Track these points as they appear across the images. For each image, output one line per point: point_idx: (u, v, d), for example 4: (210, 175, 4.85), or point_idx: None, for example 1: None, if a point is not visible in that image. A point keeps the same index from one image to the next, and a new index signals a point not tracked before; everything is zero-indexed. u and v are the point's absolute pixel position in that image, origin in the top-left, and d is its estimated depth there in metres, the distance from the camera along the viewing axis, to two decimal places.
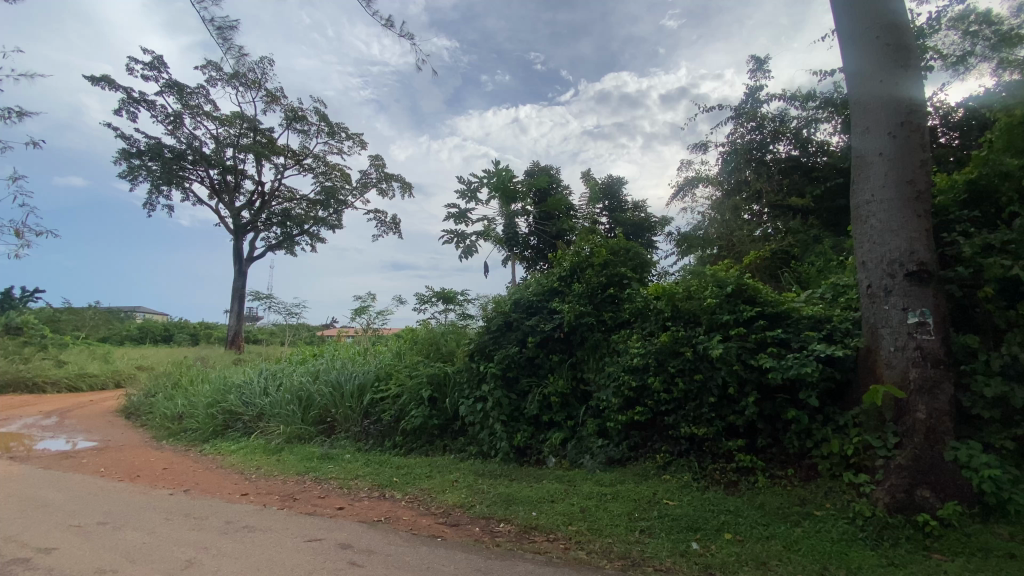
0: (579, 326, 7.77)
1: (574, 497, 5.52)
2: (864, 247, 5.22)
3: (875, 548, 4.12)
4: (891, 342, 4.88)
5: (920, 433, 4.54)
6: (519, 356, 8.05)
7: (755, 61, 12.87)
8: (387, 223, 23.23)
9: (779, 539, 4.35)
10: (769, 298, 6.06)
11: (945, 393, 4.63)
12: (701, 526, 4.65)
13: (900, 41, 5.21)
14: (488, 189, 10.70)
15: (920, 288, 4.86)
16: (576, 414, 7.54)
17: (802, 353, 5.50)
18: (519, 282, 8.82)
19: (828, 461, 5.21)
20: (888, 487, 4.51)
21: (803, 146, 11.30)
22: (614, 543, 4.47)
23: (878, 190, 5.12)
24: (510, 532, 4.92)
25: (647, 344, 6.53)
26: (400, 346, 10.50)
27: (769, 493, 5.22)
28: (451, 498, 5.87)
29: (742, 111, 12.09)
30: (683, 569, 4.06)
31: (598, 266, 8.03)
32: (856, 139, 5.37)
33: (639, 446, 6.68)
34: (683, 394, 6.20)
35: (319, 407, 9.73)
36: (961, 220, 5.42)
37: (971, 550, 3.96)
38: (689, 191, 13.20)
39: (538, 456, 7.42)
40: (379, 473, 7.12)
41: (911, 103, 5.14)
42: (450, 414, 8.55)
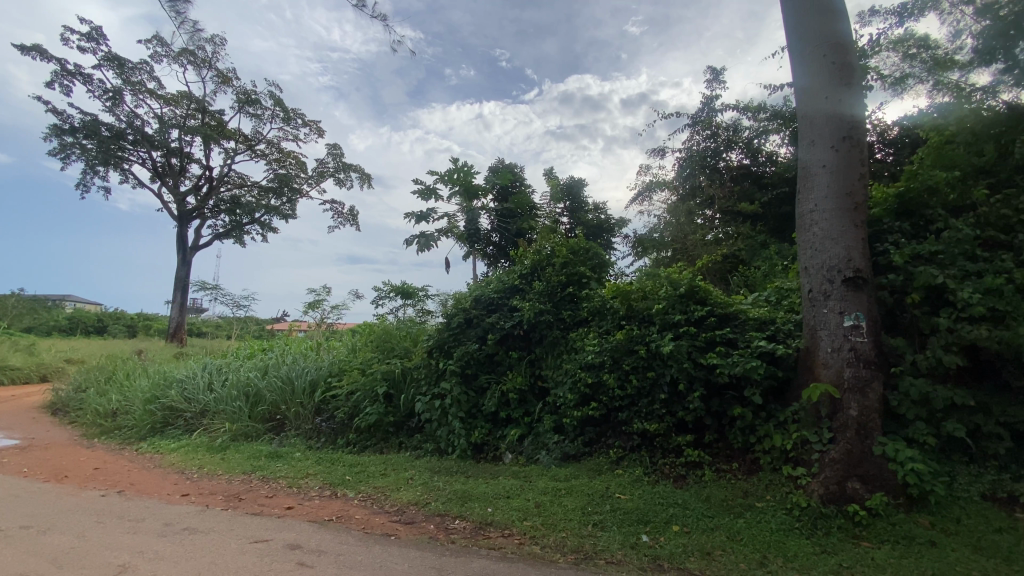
0: (539, 323, 7.86)
1: (529, 493, 5.57)
2: (807, 254, 5.54)
3: (809, 537, 4.38)
4: (829, 344, 5.20)
5: (852, 429, 4.86)
6: (479, 353, 8.05)
7: (711, 72, 13.36)
8: (344, 215, 22.52)
9: (723, 530, 4.56)
10: (719, 299, 6.33)
11: (875, 392, 4.98)
12: (651, 519, 4.80)
13: (845, 60, 5.53)
14: (450, 185, 10.61)
15: (855, 294, 5.19)
16: (534, 410, 7.62)
17: (748, 352, 5.78)
18: (480, 279, 8.81)
19: (769, 455, 5.50)
20: (822, 479, 4.81)
21: (754, 156, 11.89)
22: (568, 537, 4.55)
23: (821, 200, 5.45)
24: (466, 528, 4.92)
25: (603, 342, 6.73)
26: (357, 341, 10.27)
27: (715, 486, 5.45)
28: (406, 496, 5.80)
29: (699, 119, 12.53)
30: (633, 560, 4.18)
31: (558, 265, 8.15)
32: (802, 151, 5.68)
33: (595, 441, 6.83)
34: (637, 391, 6.38)
35: (268, 404, 9.38)
36: (892, 231, 5.84)
37: (896, 538, 4.26)
38: (647, 194, 13.56)
39: (494, 452, 7.43)
40: (331, 471, 6.94)
41: (853, 119, 5.46)
42: (406, 411, 8.45)
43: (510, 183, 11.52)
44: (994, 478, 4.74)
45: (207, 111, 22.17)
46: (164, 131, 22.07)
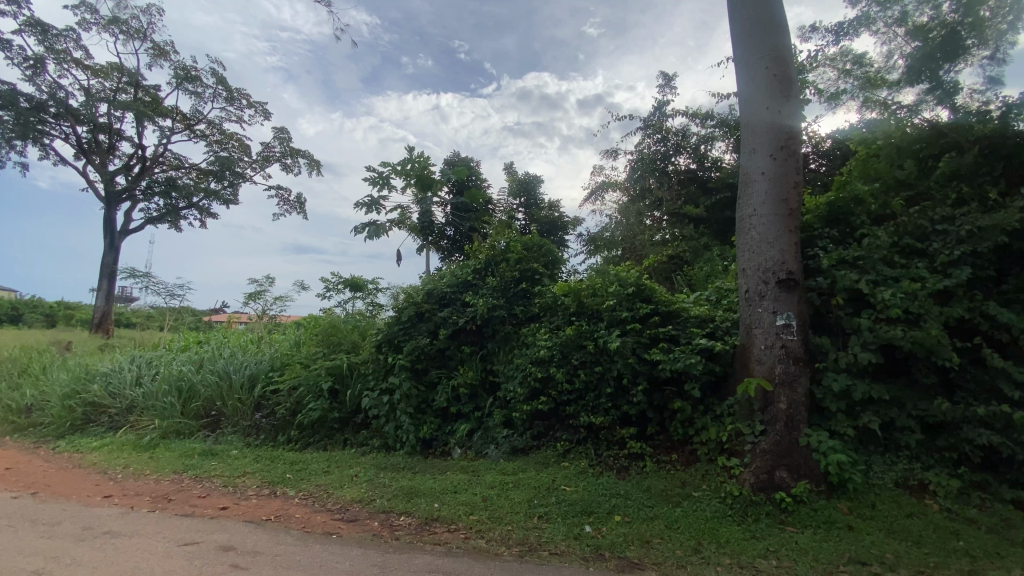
0: (491, 318, 7.85)
1: (476, 487, 5.57)
2: (745, 256, 5.83)
3: (740, 524, 4.63)
4: (762, 341, 5.51)
5: (781, 421, 5.17)
6: (429, 347, 7.94)
7: (664, 77, 13.78)
8: (290, 202, 21.50)
9: (662, 519, 4.75)
10: (663, 298, 6.57)
11: (802, 386, 5.32)
12: (594, 509, 4.93)
13: (786, 73, 5.83)
14: (403, 175, 10.38)
15: (787, 294, 5.52)
16: (484, 405, 7.61)
17: (688, 348, 6.03)
18: (433, 273, 8.69)
19: (706, 447, 5.77)
20: (753, 468, 5.09)
21: (700, 161, 12.36)
22: (514, 530, 4.59)
23: (760, 206, 5.75)
24: (411, 524, 4.85)
25: (554, 337, 6.83)
26: (301, 334, 9.88)
27: (655, 476, 5.66)
28: (350, 493, 5.66)
29: (650, 122, 12.90)
30: (576, 550, 4.27)
31: (512, 261, 8.17)
32: (744, 158, 5.97)
33: (543, 435, 6.91)
34: (584, 385, 6.53)
35: (203, 399, 8.88)
36: (821, 237, 6.24)
37: (818, 522, 4.57)
38: (600, 194, 13.82)
39: (443, 448, 7.37)
40: (270, 469, 6.65)
41: (790, 130, 5.78)
42: (352, 406, 8.23)
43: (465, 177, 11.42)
44: (905, 467, 5.15)
45: (141, 86, 20.60)
46: (91, 105, 20.32)
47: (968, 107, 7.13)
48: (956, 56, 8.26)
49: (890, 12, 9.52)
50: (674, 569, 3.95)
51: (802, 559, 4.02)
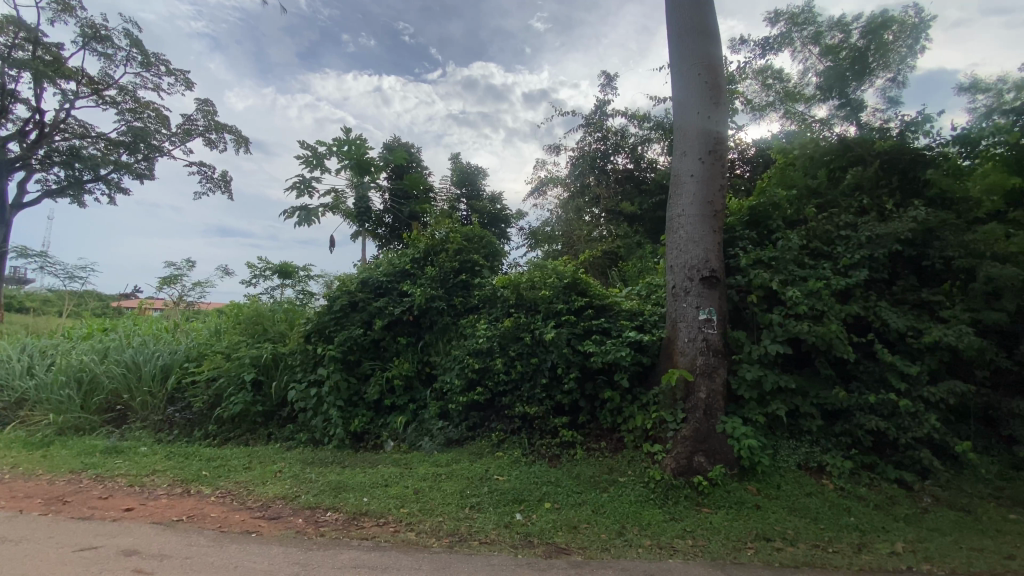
0: (429, 309, 7.75)
1: (407, 480, 5.50)
2: (673, 253, 6.14)
3: (661, 507, 4.88)
4: (686, 334, 5.83)
5: (700, 409, 5.51)
6: (363, 338, 7.72)
7: (605, 77, 14.12)
8: (214, 181, 19.94)
9: (589, 504, 4.92)
10: (598, 291, 6.79)
11: (720, 376, 5.69)
12: (525, 498, 5.02)
13: (717, 81, 6.14)
14: (339, 157, 9.93)
15: (710, 291, 5.87)
16: (419, 397, 7.51)
17: (619, 340, 6.28)
18: (369, 261, 8.43)
19: (633, 434, 6.04)
20: (675, 454, 5.39)
21: (637, 161, 12.79)
22: (444, 521, 4.58)
23: (688, 206, 6.05)
24: (338, 520, 4.71)
25: (492, 328, 6.88)
26: (222, 323, 9.25)
27: (585, 463, 5.85)
28: (273, 489, 5.40)
29: (592, 120, 13.18)
30: (506, 538, 4.32)
31: (451, 251, 8.08)
32: (676, 160, 6.26)
33: (478, 426, 6.91)
34: (520, 375, 6.64)
35: (108, 392, 8.13)
36: (742, 238, 6.68)
37: (730, 503, 4.90)
38: (542, 189, 13.98)
39: (375, 441, 7.17)
40: (184, 467, 6.20)
41: (719, 135, 6.11)
42: (278, 399, 7.85)
43: (405, 163, 11.14)
44: (806, 450, 5.64)
45: (39, 41, 18.29)
46: None
47: (872, 124, 7.84)
48: (862, 76, 9.05)
49: (805, 32, 10.27)
50: (599, 552, 4.09)
51: (714, 538, 4.30)
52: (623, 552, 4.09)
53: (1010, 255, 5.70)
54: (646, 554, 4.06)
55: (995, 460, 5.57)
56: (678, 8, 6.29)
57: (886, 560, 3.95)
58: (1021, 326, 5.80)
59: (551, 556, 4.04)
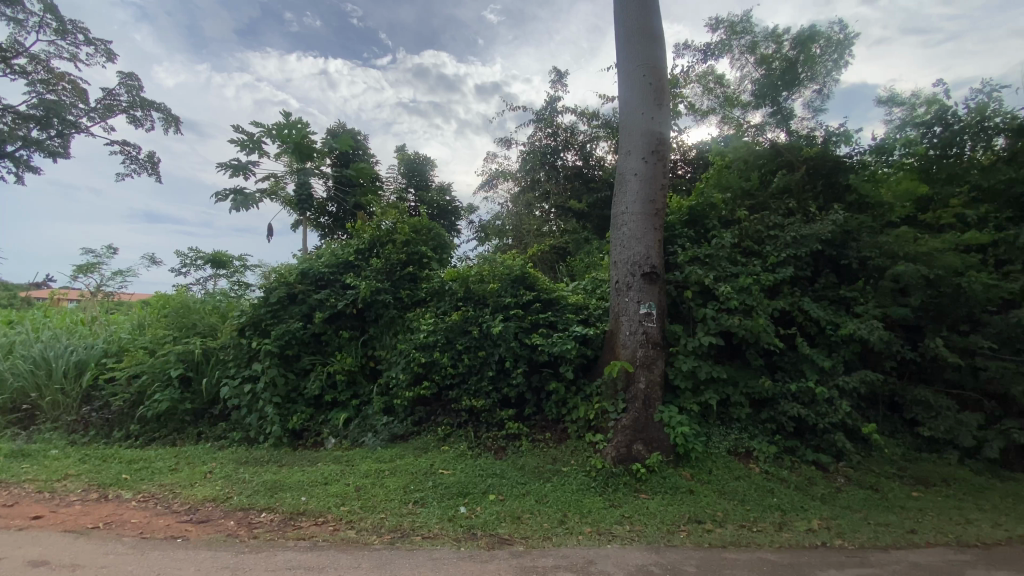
0: (374, 302, 7.56)
1: (349, 477, 5.36)
2: (617, 249, 6.32)
3: (601, 494, 5.04)
4: (628, 328, 6.03)
5: (639, 399, 5.74)
6: (303, 332, 7.43)
7: (557, 73, 14.23)
8: (139, 163, 18.42)
9: (533, 494, 5.01)
10: (545, 285, 6.88)
11: (658, 368, 5.93)
12: (469, 491, 5.03)
13: (661, 83, 6.33)
14: (278, 141, 9.44)
15: (650, 286, 6.09)
16: (362, 393, 7.32)
17: (564, 334, 6.40)
18: (310, 251, 8.12)
19: (576, 425, 6.19)
20: (615, 443, 5.58)
21: (586, 159, 12.95)
22: (387, 517, 4.51)
23: (631, 204, 6.24)
24: (273, 521, 4.52)
25: (439, 322, 6.81)
26: (146, 315, 8.61)
27: (529, 454, 5.92)
28: (202, 491, 5.11)
29: (542, 116, 13.24)
30: (450, 531, 4.32)
31: (398, 243, 7.90)
32: (621, 159, 6.43)
33: (424, 421, 6.84)
34: (467, 369, 6.63)
35: (12, 391, 7.40)
36: (681, 236, 6.98)
37: (665, 488, 5.13)
38: (493, 182, 13.95)
39: (315, 438, 6.94)
40: (102, 470, 5.75)
41: (661, 136, 6.31)
42: (210, 396, 7.44)
43: (349, 150, 10.77)
44: (736, 436, 5.98)
45: None
46: None
47: (800, 132, 8.36)
48: (792, 85, 9.63)
49: (743, 40, 10.75)
50: (541, 541, 4.16)
51: (650, 522, 4.49)
52: (564, 540, 4.18)
53: (915, 256, 6.27)
54: (586, 540, 4.17)
55: (899, 442, 6.13)
56: (626, 10, 6.43)
57: (803, 537, 4.27)
58: (923, 320, 6.39)
59: (494, 547, 4.07)
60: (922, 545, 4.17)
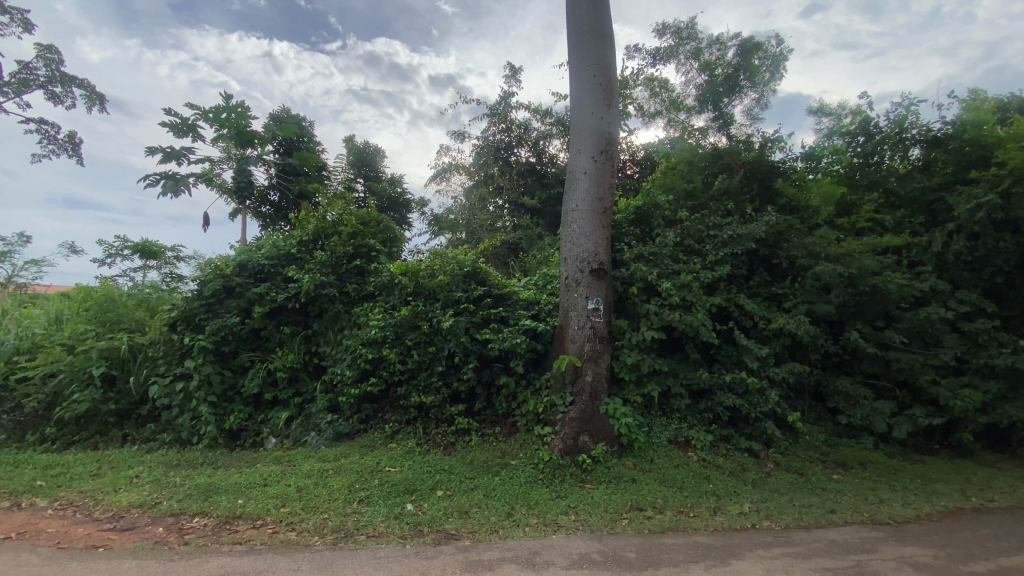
0: (319, 296, 7.30)
1: (290, 478, 5.18)
2: (567, 246, 6.44)
3: (548, 486, 5.13)
4: (576, 322, 6.18)
5: (586, 392, 5.90)
6: (240, 328, 7.09)
7: (511, 68, 14.21)
8: (59, 143, 16.86)
9: (481, 489, 5.03)
10: (496, 281, 6.91)
11: (604, 362, 6.11)
12: (417, 487, 4.98)
13: (611, 83, 6.45)
14: (215, 125, 8.91)
15: (598, 282, 6.25)
16: (305, 390, 7.07)
17: (515, 329, 6.45)
18: (249, 242, 7.75)
19: (525, 418, 6.25)
20: (563, 435, 5.69)
21: (539, 156, 12.95)
22: (329, 518, 4.39)
23: (580, 202, 6.37)
24: (206, 526, 4.30)
25: (387, 317, 6.68)
26: (65, 308, 7.96)
27: (479, 449, 5.93)
28: (129, 497, 4.78)
29: (496, 111, 13.20)
30: (396, 529, 4.26)
31: (344, 236, 7.67)
32: (571, 157, 6.54)
33: (371, 418, 6.70)
34: (417, 365, 6.55)
35: None
36: (627, 234, 7.20)
37: (610, 477, 5.28)
38: (446, 175, 13.81)
39: (254, 439, 6.64)
40: (11, 477, 5.27)
41: (610, 136, 6.44)
42: (138, 395, 6.98)
43: (294, 138, 10.32)
44: (676, 426, 6.24)
45: None
46: None
47: (740, 137, 8.78)
48: (733, 92, 10.10)
49: (688, 46, 11.13)
50: (487, 534, 4.18)
51: (594, 511, 4.62)
52: (510, 533, 4.23)
53: (838, 256, 6.75)
54: (532, 532, 4.24)
55: (822, 429, 6.60)
56: (577, 10, 6.52)
57: (735, 520, 4.53)
58: (844, 316, 6.89)
59: (439, 543, 4.05)
60: (838, 523, 4.52)
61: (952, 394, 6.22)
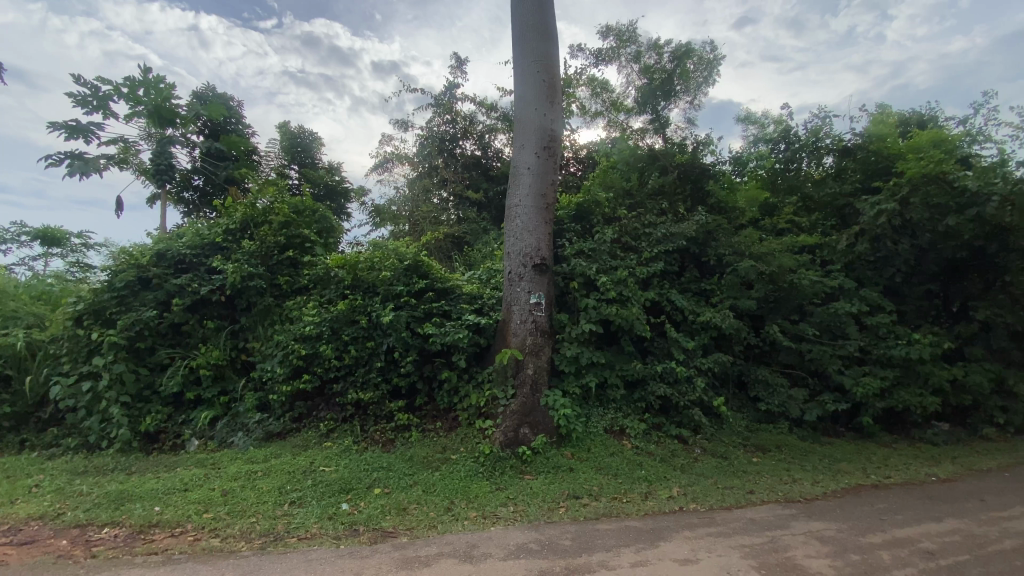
0: (247, 289, 6.90)
1: (214, 482, 4.88)
2: (510, 241, 6.47)
3: (489, 479, 5.16)
4: (518, 317, 6.24)
5: (527, 385, 5.99)
6: (157, 323, 6.58)
7: (456, 59, 14.01)
8: None
9: (421, 485, 4.98)
10: (439, 275, 6.82)
11: (545, 355, 6.22)
12: (353, 486, 4.85)
13: (554, 81, 6.52)
14: (130, 102, 8.16)
15: (540, 277, 6.33)
16: (232, 389, 6.67)
17: (457, 323, 6.40)
18: (168, 231, 7.20)
19: (467, 412, 6.23)
20: (504, 428, 5.74)
21: (484, 149, 12.88)
22: (257, 522, 4.18)
23: (524, 197, 6.42)
24: (117, 536, 3.97)
25: (323, 312, 6.43)
26: None
27: (419, 445, 5.86)
28: (25, 509, 4.32)
29: (440, 101, 12.96)
30: (330, 530, 4.14)
31: (276, 225, 7.28)
32: (514, 152, 6.56)
33: (304, 417, 6.43)
34: (354, 361, 6.35)
35: None
36: (568, 230, 7.34)
37: (549, 468, 5.39)
38: (388, 165, 13.44)
39: (173, 441, 6.20)
40: None
41: (553, 133, 6.52)
42: (36, 397, 6.34)
43: (221, 119, 9.66)
44: (612, 416, 6.45)
45: None
46: None
47: (675, 139, 9.16)
48: (669, 96, 10.53)
49: (629, 49, 11.46)
50: (425, 530, 4.15)
51: (532, 502, 4.70)
52: (449, 527, 4.21)
53: (760, 255, 7.24)
54: (470, 525, 4.25)
55: (745, 415, 7.06)
56: (522, 5, 6.53)
57: (665, 504, 4.76)
58: (765, 311, 7.39)
59: (375, 542, 3.97)
60: (757, 503, 4.87)
61: (856, 381, 6.85)
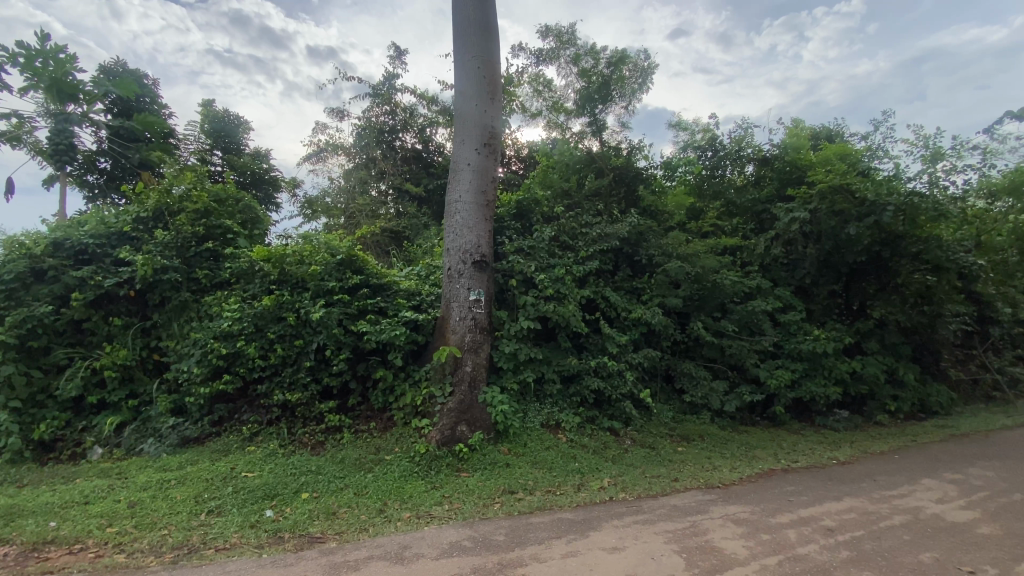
0: (160, 283, 6.37)
1: (120, 493, 4.48)
2: (450, 237, 6.41)
3: (424, 478, 5.09)
4: (457, 313, 6.20)
5: (465, 382, 5.97)
6: (54, 320, 5.95)
7: (395, 49, 13.63)
8: None
9: (352, 487, 4.83)
10: (374, 270, 6.62)
11: (483, 351, 6.22)
12: (278, 492, 4.61)
13: (495, 77, 6.51)
14: (23, 73, 7.27)
15: (479, 274, 6.32)
16: (143, 391, 6.15)
17: (393, 320, 6.25)
18: (68, 218, 6.52)
19: (402, 411, 6.11)
20: (440, 426, 5.68)
21: (425, 142, 12.62)
22: (170, 534, 3.88)
23: (464, 193, 6.38)
24: (3, 557, 3.54)
25: (246, 308, 6.06)
26: None
27: (351, 446, 5.68)
28: None
29: (379, 91, 12.56)
30: (252, 538, 3.92)
31: (193, 215, 6.77)
32: (455, 147, 6.51)
33: (225, 420, 6.04)
34: (281, 360, 6.04)
35: None
36: (507, 228, 7.39)
37: (485, 464, 5.40)
38: (322, 155, 12.88)
39: (72, 450, 5.64)
40: None
41: (494, 130, 6.51)
42: None
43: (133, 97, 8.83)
44: (548, 411, 6.57)
45: None
46: None
47: (612, 142, 9.43)
48: (606, 100, 10.81)
49: (569, 50, 11.64)
50: (356, 534, 4.02)
51: (468, 499, 4.69)
52: (381, 529, 4.11)
53: (687, 256, 7.64)
54: (404, 526, 4.18)
55: (672, 407, 7.43)
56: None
57: (596, 495, 4.92)
58: (691, 309, 7.81)
59: (302, 548, 3.80)
60: (681, 490, 5.14)
61: (770, 374, 7.40)
